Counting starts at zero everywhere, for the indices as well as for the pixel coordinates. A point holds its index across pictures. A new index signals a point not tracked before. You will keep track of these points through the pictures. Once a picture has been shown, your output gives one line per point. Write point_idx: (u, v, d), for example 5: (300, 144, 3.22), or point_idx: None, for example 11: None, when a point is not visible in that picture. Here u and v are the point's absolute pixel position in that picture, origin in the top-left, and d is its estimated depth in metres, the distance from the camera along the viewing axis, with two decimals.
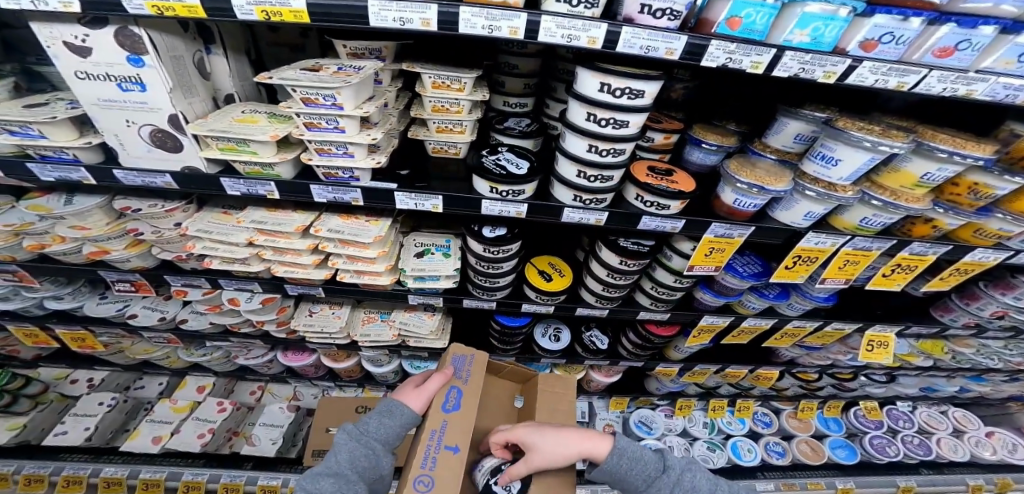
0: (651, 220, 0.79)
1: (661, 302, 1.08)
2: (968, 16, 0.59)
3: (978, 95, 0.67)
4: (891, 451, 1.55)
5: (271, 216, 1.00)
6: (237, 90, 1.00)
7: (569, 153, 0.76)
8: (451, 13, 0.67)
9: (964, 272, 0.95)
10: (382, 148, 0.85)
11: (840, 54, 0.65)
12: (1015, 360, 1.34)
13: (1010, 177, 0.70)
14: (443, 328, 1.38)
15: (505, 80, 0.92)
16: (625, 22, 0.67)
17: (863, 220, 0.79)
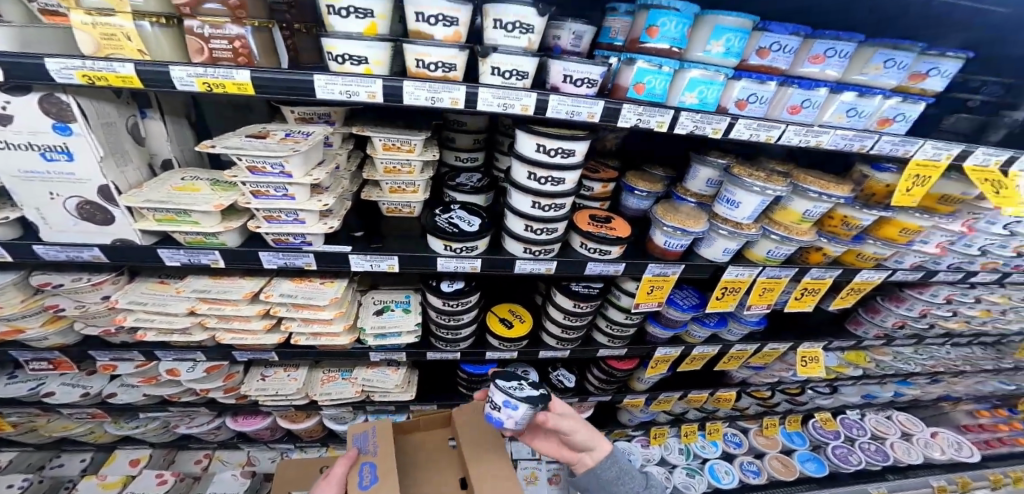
0: (597, 266, 0.88)
1: (618, 339, 1.14)
2: (802, 80, 0.76)
3: (826, 144, 0.78)
4: (853, 459, 1.64)
5: (215, 284, 0.96)
6: (177, 155, 0.96)
7: (517, 210, 0.83)
8: (397, 87, 0.72)
9: (858, 292, 1.08)
10: (334, 213, 0.86)
11: (720, 114, 0.75)
12: (928, 363, 1.50)
13: (868, 210, 0.86)
14: (409, 381, 1.34)
15: (454, 136, 0.98)
16: (551, 90, 0.75)
17: (769, 251, 0.90)
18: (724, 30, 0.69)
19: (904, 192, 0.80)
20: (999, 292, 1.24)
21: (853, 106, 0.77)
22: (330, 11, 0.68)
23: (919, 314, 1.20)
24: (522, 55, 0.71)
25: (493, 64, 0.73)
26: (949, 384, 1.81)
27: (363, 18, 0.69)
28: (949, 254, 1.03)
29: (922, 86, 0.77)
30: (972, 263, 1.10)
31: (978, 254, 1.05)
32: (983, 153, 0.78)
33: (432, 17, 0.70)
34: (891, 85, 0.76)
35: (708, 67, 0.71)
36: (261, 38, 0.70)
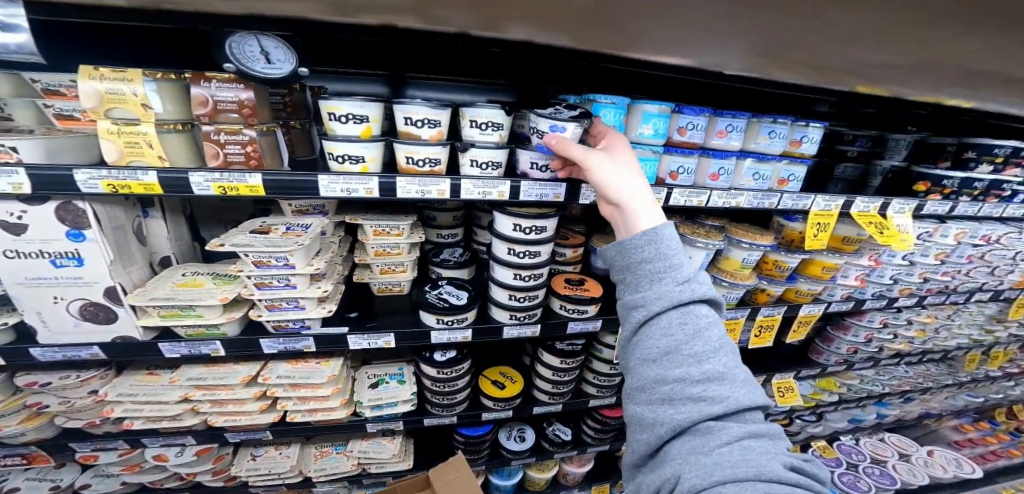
0: (576, 324, 1.07)
1: (605, 388, 1.33)
2: (715, 151, 0.90)
3: (745, 203, 0.95)
4: (862, 484, 1.62)
5: (210, 371, 0.99)
6: (176, 251, 0.88)
7: (499, 281, 0.98)
8: (391, 183, 0.76)
9: (808, 324, 1.23)
10: (331, 297, 0.93)
11: (659, 185, 0.89)
12: (893, 383, 1.63)
13: (793, 255, 1.06)
14: (404, 448, 1.34)
15: (435, 215, 1.08)
16: (522, 175, 0.86)
17: (723, 296, 1.06)
18: (653, 116, 0.82)
19: (813, 238, 0.98)
20: (926, 312, 1.39)
21: (757, 171, 0.93)
22: (330, 118, 0.72)
23: (865, 339, 1.35)
24: (496, 149, 0.80)
25: (471, 158, 0.81)
26: (923, 400, 1.91)
27: (359, 123, 0.72)
28: (869, 285, 1.20)
29: (801, 150, 0.95)
30: (891, 289, 1.26)
31: (892, 282, 1.22)
32: (862, 201, 0.99)
33: (419, 121, 0.76)
34: (779, 151, 0.93)
35: (645, 148, 0.85)
36: (269, 142, 0.68)
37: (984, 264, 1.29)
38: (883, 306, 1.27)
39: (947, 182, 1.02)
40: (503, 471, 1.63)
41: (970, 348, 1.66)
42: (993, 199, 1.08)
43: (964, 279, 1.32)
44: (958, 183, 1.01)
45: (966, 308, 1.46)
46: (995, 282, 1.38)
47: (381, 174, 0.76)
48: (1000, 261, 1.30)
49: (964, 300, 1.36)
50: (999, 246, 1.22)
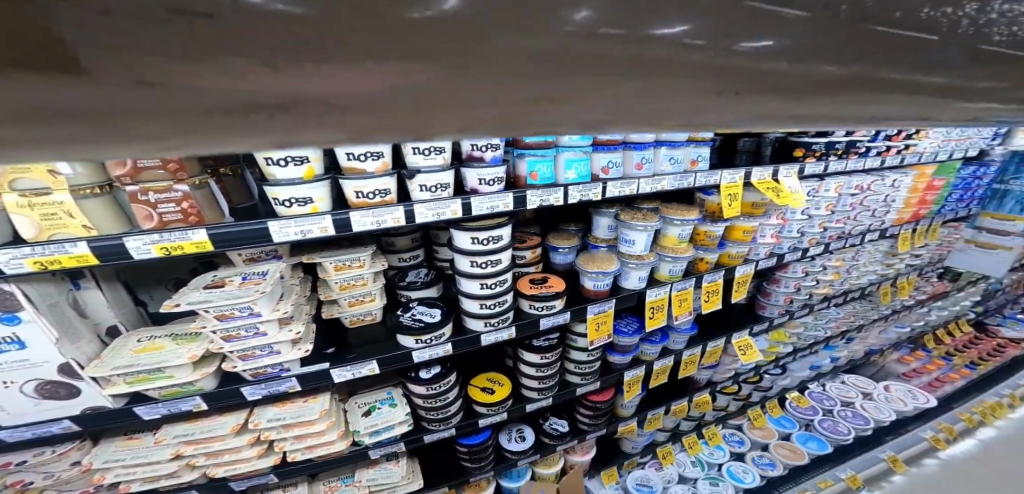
0: (548, 319, 1.13)
1: (588, 375, 1.39)
2: (634, 144, 1.05)
3: (669, 186, 1.11)
4: (840, 427, 2.21)
5: (196, 425, 0.94)
6: (123, 318, 0.87)
7: (469, 293, 1.01)
8: (344, 218, 0.74)
9: (745, 283, 1.46)
10: (305, 337, 0.88)
11: (596, 180, 1.02)
12: (832, 325, 2.02)
13: (715, 223, 1.28)
14: (411, 469, 1.34)
15: (394, 240, 1.12)
16: (471, 192, 0.88)
17: (671, 270, 1.30)
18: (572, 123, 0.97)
19: (728, 206, 1.19)
20: (835, 257, 1.69)
21: (670, 156, 1.10)
22: (267, 162, 0.67)
23: (794, 287, 1.64)
24: (443, 170, 0.81)
25: (419, 184, 0.82)
26: (863, 339, 2.43)
27: (299, 165, 0.69)
28: (783, 240, 1.46)
29: (702, 135, 1.12)
30: (801, 242, 1.53)
31: (800, 234, 1.48)
32: (758, 171, 1.21)
33: (362, 155, 0.73)
34: (684, 138, 1.10)
35: (576, 149, 0.97)
36: (205, 197, 0.69)
37: (865, 209, 1.58)
38: (800, 257, 1.54)
39: (816, 146, 1.28)
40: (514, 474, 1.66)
41: (881, 283, 1.98)
42: (853, 155, 1.40)
43: (854, 224, 1.60)
44: (823, 145, 1.29)
45: (865, 248, 1.75)
46: (878, 221, 1.66)
47: (332, 211, 0.73)
48: (876, 206, 1.60)
49: (859, 240, 1.64)
50: (871, 192, 1.52)
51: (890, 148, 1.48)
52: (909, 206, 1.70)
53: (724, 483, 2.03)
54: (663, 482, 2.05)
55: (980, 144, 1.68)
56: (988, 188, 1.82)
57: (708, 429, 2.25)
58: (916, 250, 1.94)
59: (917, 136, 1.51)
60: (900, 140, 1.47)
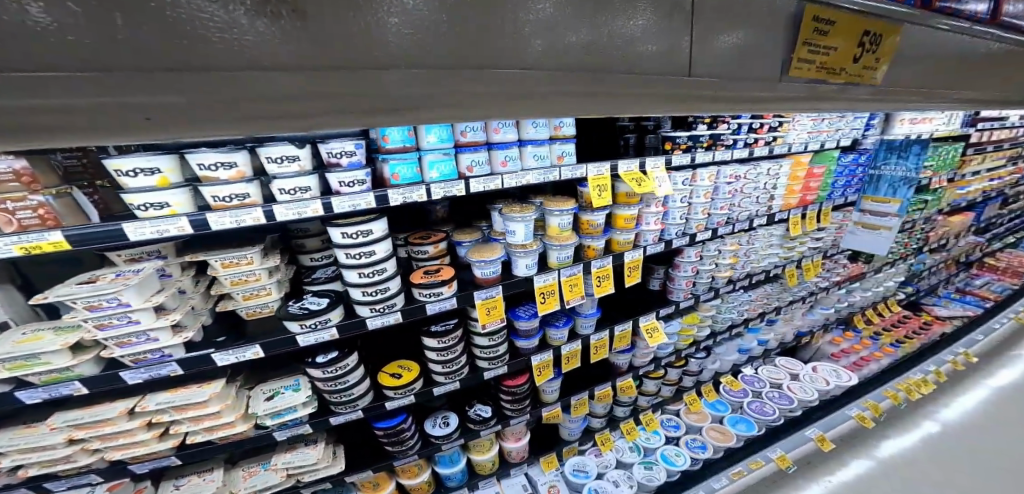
0: (435, 305, 1.25)
1: (495, 359, 1.50)
2: (498, 144, 1.19)
3: (534, 180, 1.25)
4: (767, 408, 2.30)
5: (86, 412, 1.02)
6: (13, 315, 0.94)
7: (351, 282, 1.12)
8: (202, 219, 0.86)
9: (637, 268, 1.61)
10: (187, 326, 1.01)
11: (461, 178, 1.16)
12: (745, 309, 2.21)
13: (596, 212, 1.44)
14: (334, 453, 1.45)
15: (304, 242, 1.29)
16: (334, 193, 1.00)
17: (559, 257, 1.43)
18: (434, 127, 1.07)
19: (598, 196, 1.35)
20: (730, 242, 1.88)
21: (535, 153, 1.25)
22: (119, 174, 0.80)
23: (693, 271, 1.81)
24: (298, 176, 0.93)
25: (279, 187, 0.94)
26: (788, 321, 2.59)
27: (150, 175, 0.81)
28: (668, 226, 1.64)
29: (563, 133, 1.27)
30: (690, 228, 1.71)
31: (684, 221, 1.66)
32: (624, 164, 1.38)
33: (213, 165, 0.86)
34: (546, 137, 1.25)
35: (438, 152, 1.10)
36: (65, 203, 0.80)
37: (747, 195, 1.78)
38: (688, 242, 1.71)
39: (680, 140, 1.49)
40: (447, 460, 1.76)
41: (785, 265, 2.17)
42: (720, 147, 1.60)
43: (738, 210, 1.80)
44: (687, 139, 1.50)
45: (757, 233, 1.95)
46: (763, 208, 1.88)
47: (190, 213, 0.85)
48: (755, 192, 1.80)
49: (746, 225, 1.83)
50: (747, 179, 1.73)
51: (757, 139, 1.68)
52: (793, 192, 1.93)
53: (657, 466, 2.05)
54: (599, 467, 2.06)
55: (850, 135, 1.93)
56: (864, 174, 2.06)
57: (646, 415, 2.31)
58: (814, 233, 2.15)
59: (782, 128, 1.72)
60: (765, 133, 1.68)
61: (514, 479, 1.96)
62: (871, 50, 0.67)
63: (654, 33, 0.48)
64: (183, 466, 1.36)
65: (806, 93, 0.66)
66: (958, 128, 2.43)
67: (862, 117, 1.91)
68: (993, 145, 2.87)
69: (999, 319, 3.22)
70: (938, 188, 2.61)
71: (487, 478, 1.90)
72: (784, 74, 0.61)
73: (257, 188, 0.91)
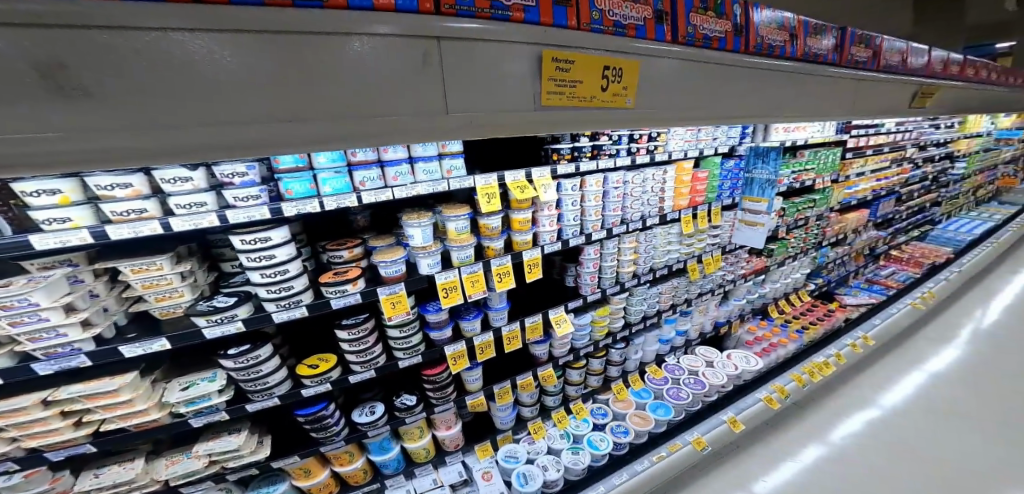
0: (339, 300, 1.42)
1: (409, 350, 1.66)
2: (388, 162, 1.37)
3: (424, 191, 1.45)
4: (682, 393, 2.39)
5: (0, 404, 1.13)
6: None
7: (256, 281, 1.29)
8: (102, 232, 1.00)
9: (536, 265, 1.80)
10: (98, 322, 1.15)
11: (355, 191, 1.34)
12: (655, 303, 2.41)
13: (489, 216, 1.65)
14: (259, 441, 1.60)
15: (223, 250, 1.46)
16: (230, 207, 1.16)
17: (460, 256, 1.63)
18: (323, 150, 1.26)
19: (486, 203, 1.55)
20: (629, 240, 2.09)
21: (424, 167, 1.45)
22: (23, 195, 0.93)
23: (595, 267, 2.02)
24: (194, 193, 1.09)
25: (176, 203, 1.09)
26: (703, 312, 2.76)
27: (52, 195, 0.96)
28: (564, 226, 1.85)
29: (449, 149, 1.48)
30: (586, 228, 1.91)
31: (579, 222, 1.88)
32: (510, 174, 1.58)
33: (108, 186, 1.00)
34: (435, 153, 1.45)
35: (331, 170, 1.28)
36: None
37: (636, 198, 1.99)
38: (586, 240, 1.91)
39: (563, 151, 1.70)
40: (378, 448, 1.86)
41: (688, 260, 2.39)
42: (603, 156, 1.83)
43: (631, 211, 2.02)
44: (569, 150, 1.71)
45: (654, 232, 2.18)
46: (654, 209, 2.09)
47: (91, 226, 0.99)
48: (644, 195, 2.02)
49: (639, 224, 2.05)
50: (633, 184, 1.95)
51: (638, 149, 1.91)
52: (682, 194, 2.16)
53: (583, 451, 2.10)
54: (529, 454, 2.11)
55: (726, 143, 2.22)
56: (742, 178, 2.40)
57: (574, 403, 2.38)
58: (711, 230, 2.42)
59: (660, 138, 1.95)
60: (644, 142, 1.91)
61: (450, 466, 2.03)
62: (616, 81, 0.70)
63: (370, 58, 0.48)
64: (108, 457, 1.47)
65: (565, 122, 0.69)
66: (834, 135, 2.77)
67: (734, 128, 2.22)
68: (873, 150, 3.28)
69: (897, 305, 3.61)
70: (824, 188, 2.96)
71: (423, 467, 1.98)
72: (536, 104, 0.63)
73: (154, 204, 1.06)
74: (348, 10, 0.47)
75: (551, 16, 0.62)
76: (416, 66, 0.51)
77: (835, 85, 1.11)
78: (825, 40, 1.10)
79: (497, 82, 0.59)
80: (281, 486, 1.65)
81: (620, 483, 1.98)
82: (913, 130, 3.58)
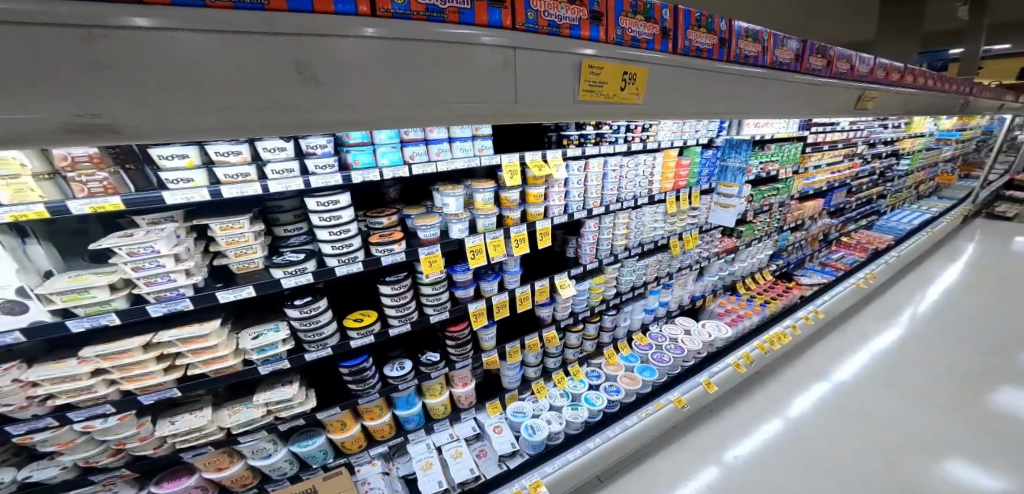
0: (387, 257, 1.68)
1: (437, 306, 1.89)
2: (433, 141, 1.65)
3: (461, 165, 1.73)
4: (664, 356, 2.64)
5: (108, 345, 1.16)
6: (54, 266, 1.25)
7: (322, 239, 1.55)
8: (218, 192, 1.30)
9: (547, 234, 2.11)
10: (196, 272, 1.36)
11: (405, 164, 1.63)
12: (643, 274, 2.71)
13: (510, 190, 1.93)
14: (307, 393, 1.54)
15: (279, 216, 1.67)
16: (309, 173, 1.46)
17: (484, 224, 1.90)
18: (384, 129, 1.55)
19: (511, 178, 1.82)
20: (623, 216, 2.41)
21: (460, 145, 1.71)
22: (160, 159, 1.24)
23: (594, 239, 2.33)
24: (286, 161, 1.39)
25: (271, 169, 1.38)
26: (681, 286, 3.07)
27: (181, 159, 1.26)
28: (570, 202, 2.14)
29: (482, 131, 1.74)
30: (589, 204, 2.22)
31: (583, 199, 2.19)
32: (530, 154, 1.87)
33: (225, 153, 1.30)
34: (470, 135, 1.72)
35: (388, 145, 1.56)
36: (116, 178, 1.19)
37: (630, 180, 2.31)
38: (587, 215, 2.22)
39: (572, 137, 2.00)
40: (404, 402, 1.85)
41: (671, 237, 2.74)
42: (605, 143, 2.13)
43: (626, 191, 2.33)
44: (577, 136, 2.01)
45: (644, 211, 2.51)
46: (645, 190, 2.42)
47: (209, 187, 1.30)
48: (636, 178, 2.34)
49: (632, 203, 2.37)
50: (629, 168, 2.27)
51: (633, 137, 2.22)
52: (668, 178, 2.50)
53: (582, 407, 2.24)
54: (534, 410, 2.19)
55: (706, 135, 2.56)
56: (718, 166, 2.79)
57: (573, 366, 2.50)
58: (691, 211, 2.79)
59: (652, 129, 2.26)
60: (638, 131, 2.22)
61: (465, 422, 2.06)
62: (631, 83, 0.92)
63: (422, 57, 0.64)
64: (177, 406, 1.39)
65: (596, 115, 0.91)
66: (796, 131, 3.18)
67: (713, 122, 2.57)
68: (829, 144, 3.72)
69: (844, 284, 4.14)
70: (785, 178, 3.40)
71: (441, 422, 1.99)
72: (573, 99, 0.85)
73: (255, 170, 1.36)
74: (374, 18, 0.60)
75: (588, 31, 0.84)
76: (498, 66, 0.73)
77: (790, 89, 1.35)
78: (789, 49, 1.34)
79: (549, 81, 0.81)
80: (319, 439, 1.61)
81: (614, 436, 2.16)
82: (864, 129, 4.06)
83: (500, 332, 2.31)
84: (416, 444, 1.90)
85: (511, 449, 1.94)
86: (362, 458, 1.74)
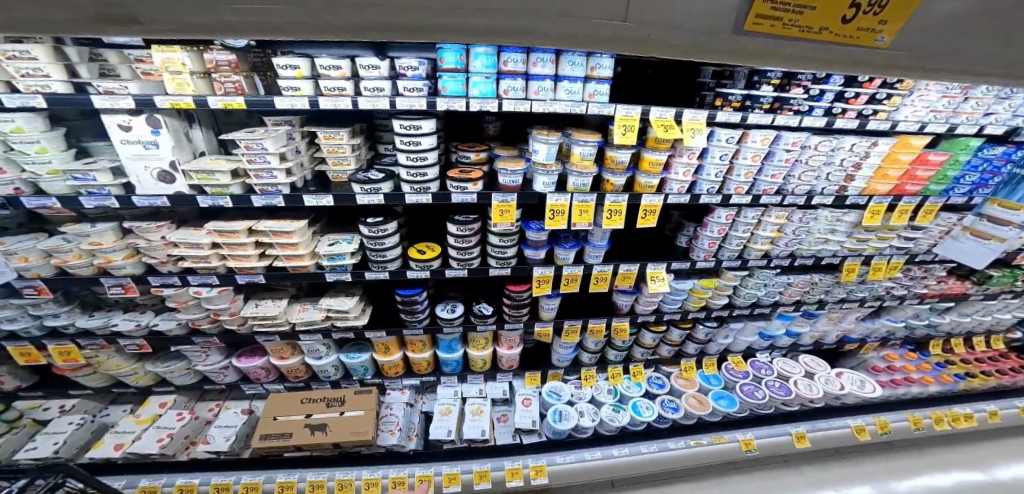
0: (459, 196, 1.54)
1: (502, 261, 1.76)
2: (535, 76, 1.32)
3: (562, 110, 1.36)
4: (758, 393, 2.10)
5: (224, 223, 1.41)
6: (207, 148, 1.49)
7: (402, 164, 1.49)
8: (316, 101, 1.27)
9: (654, 213, 1.64)
10: (296, 174, 1.49)
11: (497, 99, 1.34)
12: (779, 291, 2.03)
13: (623, 149, 1.51)
14: (361, 309, 1.74)
15: (382, 135, 1.67)
16: (400, 93, 1.33)
17: (577, 183, 1.56)
18: (481, 53, 1.26)
19: (623, 136, 1.39)
20: (778, 214, 1.72)
21: (571, 85, 1.33)
22: (278, 67, 1.24)
23: (721, 234, 1.76)
24: (379, 79, 1.28)
25: (365, 87, 1.30)
26: (831, 320, 2.27)
27: (290, 69, 1.24)
28: (700, 180, 1.59)
29: (599, 74, 1.32)
30: (728, 189, 1.62)
31: (722, 180, 1.59)
32: (657, 110, 1.37)
33: (326, 66, 1.25)
34: (582, 75, 1.32)
35: (483, 75, 1.29)
36: (249, 82, 1.28)
37: (811, 169, 1.57)
38: (720, 202, 1.65)
39: (733, 97, 1.39)
40: (447, 346, 1.94)
41: (847, 259, 1.92)
42: (786, 112, 1.42)
43: (796, 183, 1.62)
44: (742, 97, 1.39)
45: (816, 214, 1.74)
46: (831, 186, 1.64)
47: (309, 97, 1.27)
48: (824, 168, 1.58)
49: (801, 200, 1.65)
50: (818, 151, 1.52)
51: (846, 111, 1.43)
52: (886, 177, 1.63)
53: (625, 411, 2.02)
54: (572, 396, 2.07)
55: (1004, 118, 1.51)
56: (1007, 173, 1.68)
57: (635, 366, 2.23)
58: (907, 230, 1.85)
59: (889, 101, 1.42)
60: (860, 103, 1.41)
61: (499, 384, 2.11)
62: None
63: None
64: (267, 291, 1.75)
65: (759, 53, 0.61)
66: None
67: None
68: None
69: None
70: None
71: (476, 375, 2.09)
72: (736, 29, 0.58)
73: (351, 84, 1.29)
74: None
75: None
76: None
77: None
78: None
79: None
80: (364, 356, 1.88)
81: (647, 452, 1.93)
82: None
83: (564, 304, 2.13)
84: (446, 387, 2.06)
85: (530, 426, 1.90)
86: (397, 383, 2.02)
